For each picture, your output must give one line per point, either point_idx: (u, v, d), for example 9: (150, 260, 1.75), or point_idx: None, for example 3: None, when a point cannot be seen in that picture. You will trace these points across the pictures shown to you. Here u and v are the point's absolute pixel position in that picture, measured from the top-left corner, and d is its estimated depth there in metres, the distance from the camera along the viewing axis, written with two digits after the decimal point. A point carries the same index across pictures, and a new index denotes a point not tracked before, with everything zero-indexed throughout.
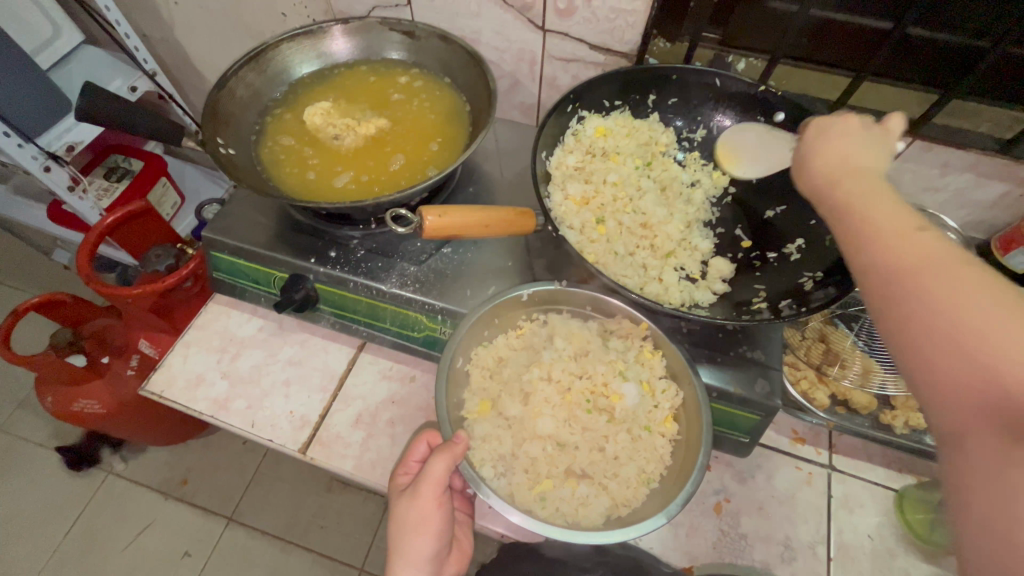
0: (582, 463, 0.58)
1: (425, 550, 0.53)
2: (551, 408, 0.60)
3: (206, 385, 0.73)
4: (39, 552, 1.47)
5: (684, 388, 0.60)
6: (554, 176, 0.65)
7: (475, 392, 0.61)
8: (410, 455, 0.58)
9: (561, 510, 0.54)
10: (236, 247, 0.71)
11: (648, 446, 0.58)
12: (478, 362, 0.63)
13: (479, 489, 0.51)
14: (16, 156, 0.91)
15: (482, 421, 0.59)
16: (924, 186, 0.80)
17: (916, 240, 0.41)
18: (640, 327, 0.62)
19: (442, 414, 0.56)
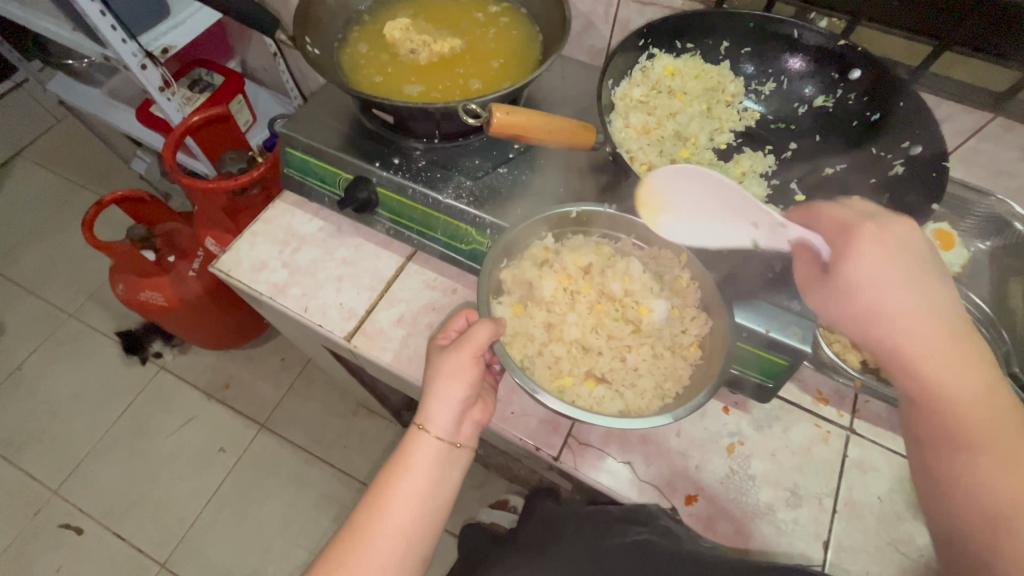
0: (605, 368, 0.62)
1: (459, 398, 0.58)
2: (578, 317, 0.64)
3: (268, 271, 0.79)
4: (96, 427, 1.63)
5: (713, 317, 0.62)
6: (617, 106, 0.67)
7: (510, 295, 0.65)
8: (450, 326, 0.64)
9: (579, 402, 0.60)
10: (309, 145, 0.76)
11: (671, 364, 0.63)
12: (516, 271, 0.66)
13: (509, 368, 0.56)
14: (119, 51, 0.98)
15: (515, 320, 0.64)
16: (998, 170, 0.77)
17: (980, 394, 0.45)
18: (679, 257, 0.66)
19: (485, 304, 0.61)
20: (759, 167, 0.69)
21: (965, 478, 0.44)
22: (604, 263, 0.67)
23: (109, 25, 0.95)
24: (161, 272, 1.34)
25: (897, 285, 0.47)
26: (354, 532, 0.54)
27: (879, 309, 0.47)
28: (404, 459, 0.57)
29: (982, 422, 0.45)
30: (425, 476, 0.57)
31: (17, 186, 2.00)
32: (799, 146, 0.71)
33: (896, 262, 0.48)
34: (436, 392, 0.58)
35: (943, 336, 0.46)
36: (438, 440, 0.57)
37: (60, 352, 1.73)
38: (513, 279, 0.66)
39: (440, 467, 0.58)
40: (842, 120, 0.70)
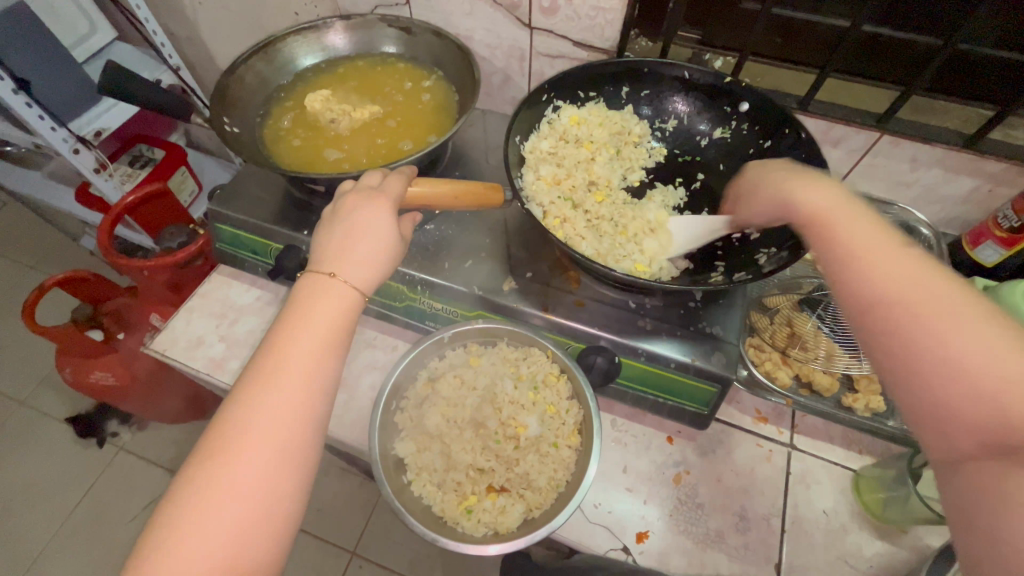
0: (503, 484, 0.61)
1: (384, 260, 0.53)
2: (466, 442, 0.63)
3: (205, 346, 0.79)
4: (51, 520, 1.54)
5: (584, 406, 0.64)
6: (527, 159, 0.70)
7: (407, 437, 0.64)
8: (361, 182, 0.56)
9: (483, 521, 0.59)
10: (237, 220, 0.77)
11: (556, 458, 0.62)
12: (408, 412, 0.65)
13: (405, 521, 0.54)
14: (48, 138, 0.99)
15: (408, 446, 0.63)
16: (896, 181, 0.82)
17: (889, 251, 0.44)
18: (548, 354, 0.67)
19: (376, 460, 0.59)
20: (671, 201, 0.72)
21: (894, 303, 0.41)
22: (476, 373, 0.67)
23: (35, 115, 0.95)
24: (110, 351, 1.31)
25: (785, 172, 0.54)
26: (229, 425, 0.44)
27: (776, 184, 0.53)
28: (304, 309, 0.48)
29: (894, 256, 0.43)
30: (331, 339, 0.48)
31: None
32: (706, 177, 0.74)
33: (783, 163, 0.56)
34: (363, 233, 0.52)
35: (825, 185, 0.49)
36: (354, 299, 0.50)
37: (10, 444, 1.65)
38: (402, 419, 0.64)
39: (350, 323, 0.50)
40: (740, 148, 0.74)
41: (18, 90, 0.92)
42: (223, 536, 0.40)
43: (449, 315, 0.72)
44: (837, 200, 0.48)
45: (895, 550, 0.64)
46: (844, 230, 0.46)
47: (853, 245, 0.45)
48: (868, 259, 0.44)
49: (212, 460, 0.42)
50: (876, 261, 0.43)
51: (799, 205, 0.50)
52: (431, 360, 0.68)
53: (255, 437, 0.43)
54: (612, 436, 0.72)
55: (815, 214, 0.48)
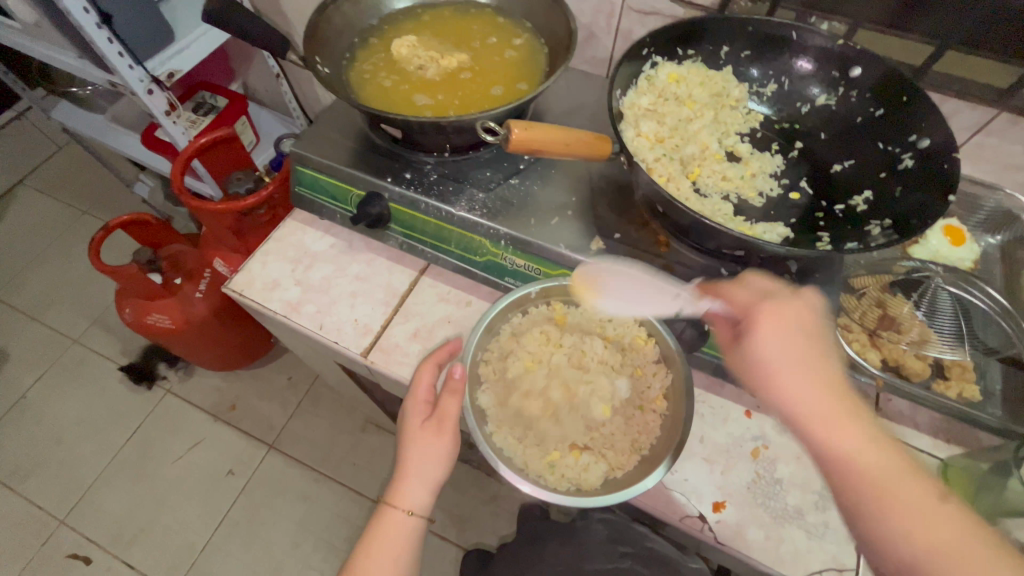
0: (584, 443, 0.60)
1: (438, 477, 0.60)
2: (550, 399, 0.62)
3: (281, 289, 0.79)
4: (102, 453, 1.61)
5: (672, 370, 0.62)
6: (627, 114, 0.66)
7: (488, 388, 0.63)
8: (419, 383, 0.62)
9: (567, 476, 0.58)
10: (321, 163, 0.76)
11: (641, 421, 0.61)
12: (491, 365, 0.64)
13: (494, 463, 0.55)
14: (125, 76, 0.99)
15: (491, 398, 0.62)
16: (1004, 164, 0.77)
17: (882, 467, 0.48)
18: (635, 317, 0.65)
19: (467, 408, 0.59)
20: (769, 167, 0.70)
21: (892, 530, 0.47)
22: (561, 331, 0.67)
23: (115, 51, 0.96)
24: (168, 294, 1.33)
25: (797, 358, 0.51)
26: None
27: (791, 387, 0.51)
28: (376, 539, 0.60)
29: (890, 484, 0.48)
30: (396, 556, 0.60)
31: (20, 214, 2.01)
32: (804, 145, 0.72)
33: (793, 340, 0.52)
34: (418, 468, 0.59)
35: (820, 393, 0.50)
36: (414, 521, 0.60)
37: (64, 378, 1.72)
38: (486, 371, 0.64)
39: (414, 539, 0.61)
40: (845, 117, 0.71)
41: (100, 24, 0.93)
42: None
43: (531, 273, 0.71)
44: (829, 408, 0.50)
45: None
46: (845, 456, 0.49)
47: (866, 474, 0.48)
48: (870, 492, 0.48)
49: None
50: (876, 489, 0.48)
51: (803, 419, 0.51)
52: (514, 315, 0.67)
53: None
54: None
55: (820, 432, 0.50)
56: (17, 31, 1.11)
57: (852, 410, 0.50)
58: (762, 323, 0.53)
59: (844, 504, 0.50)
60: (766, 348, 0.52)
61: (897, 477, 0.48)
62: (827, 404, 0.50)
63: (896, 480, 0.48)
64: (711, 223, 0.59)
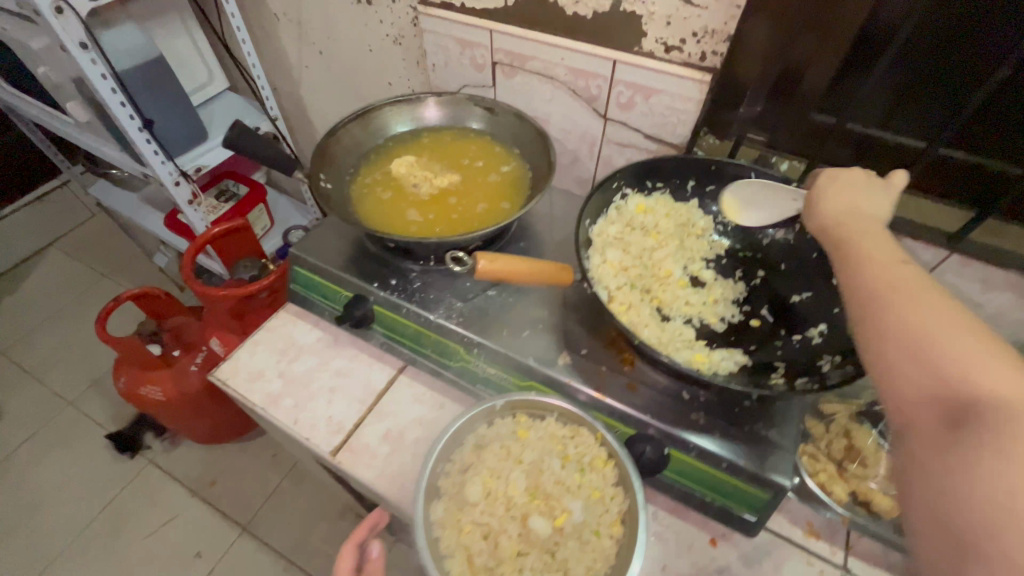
0: (534, 571, 0.58)
1: None
2: (506, 519, 0.62)
3: (264, 380, 0.82)
4: (72, 524, 1.56)
5: (629, 495, 0.62)
6: (594, 242, 0.72)
7: (446, 503, 0.63)
8: (342, 564, 0.66)
9: None
10: (315, 265, 0.82)
11: (596, 549, 0.60)
12: (451, 477, 0.65)
13: None
14: (157, 169, 1.10)
15: (446, 512, 0.62)
16: (965, 300, 0.81)
17: (901, 272, 0.46)
18: (596, 436, 0.66)
19: (419, 524, 0.59)
20: (731, 294, 0.74)
21: (892, 315, 0.43)
22: (522, 445, 0.67)
23: (150, 150, 1.07)
24: (164, 366, 1.37)
25: (844, 210, 0.57)
26: None
27: (822, 210, 0.59)
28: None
29: (892, 274, 0.46)
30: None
31: (44, 275, 2.12)
32: (767, 274, 0.76)
33: (839, 188, 0.60)
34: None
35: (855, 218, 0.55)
36: None
37: (51, 441, 1.72)
38: (445, 483, 0.64)
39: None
40: (803, 252, 0.75)
41: (142, 128, 1.05)
42: None
43: (501, 382, 0.74)
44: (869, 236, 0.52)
45: None
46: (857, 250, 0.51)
47: (862, 269, 0.48)
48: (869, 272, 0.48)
49: None
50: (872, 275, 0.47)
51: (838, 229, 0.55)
52: (480, 425, 0.68)
53: None
54: (653, 530, 0.69)
55: (848, 245, 0.52)
56: (70, 124, 1.25)
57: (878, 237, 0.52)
58: (822, 181, 0.62)
59: (851, 302, 0.47)
60: (823, 199, 0.59)
61: (919, 282, 0.44)
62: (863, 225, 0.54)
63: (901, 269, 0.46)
64: (667, 358, 0.62)
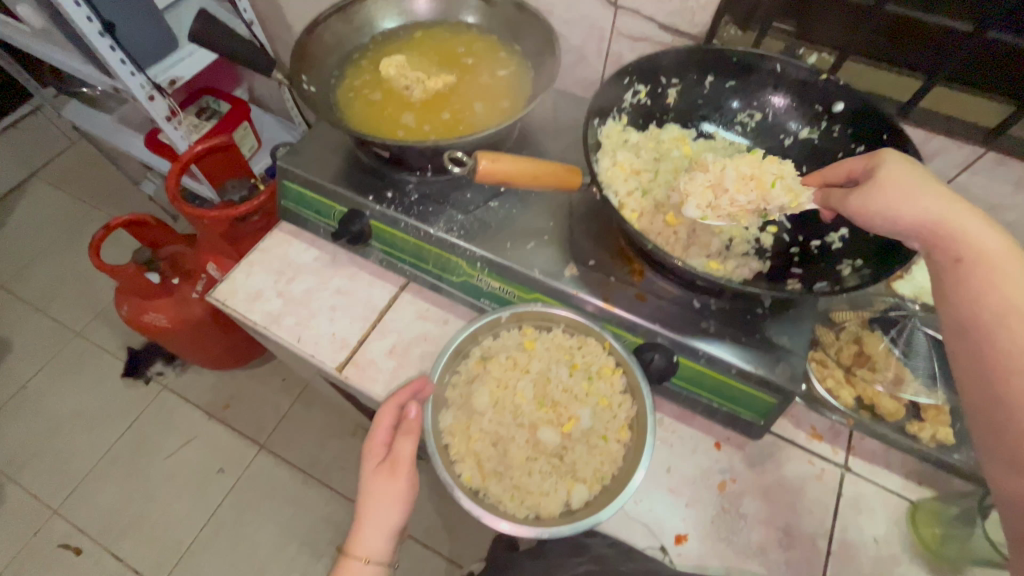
0: (543, 473, 0.60)
1: (397, 523, 0.59)
2: (514, 427, 0.63)
3: (263, 300, 0.80)
4: (97, 446, 1.63)
5: (638, 401, 0.62)
6: (604, 144, 0.66)
7: (454, 414, 0.63)
8: (379, 425, 0.60)
9: (526, 503, 0.59)
10: (305, 178, 0.77)
11: (604, 451, 0.61)
12: (458, 388, 0.65)
13: (452, 490, 0.56)
14: (128, 83, 1.02)
15: (455, 420, 0.63)
16: (993, 204, 0.76)
17: None
18: (604, 344, 0.65)
19: (429, 432, 0.60)
20: None
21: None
22: (528, 355, 0.66)
23: (117, 59, 0.98)
24: (164, 294, 1.36)
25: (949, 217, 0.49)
26: None
27: (911, 209, 0.50)
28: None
29: None
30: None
31: (31, 207, 2.06)
32: None
33: (922, 183, 0.51)
34: (372, 516, 0.58)
35: (978, 222, 0.48)
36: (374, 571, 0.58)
37: (65, 371, 1.75)
38: (452, 394, 0.64)
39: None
40: (828, 152, 0.70)
41: (103, 33, 0.95)
42: None
43: (506, 297, 0.72)
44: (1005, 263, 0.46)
45: None
46: (989, 284, 0.46)
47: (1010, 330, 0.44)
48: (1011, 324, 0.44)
49: None
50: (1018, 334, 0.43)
51: (953, 237, 0.48)
52: (485, 338, 0.68)
53: None
54: (657, 435, 0.70)
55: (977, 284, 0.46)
56: (26, 33, 1.14)
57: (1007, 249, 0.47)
58: (897, 170, 0.52)
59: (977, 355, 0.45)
60: (908, 199, 0.50)
61: None
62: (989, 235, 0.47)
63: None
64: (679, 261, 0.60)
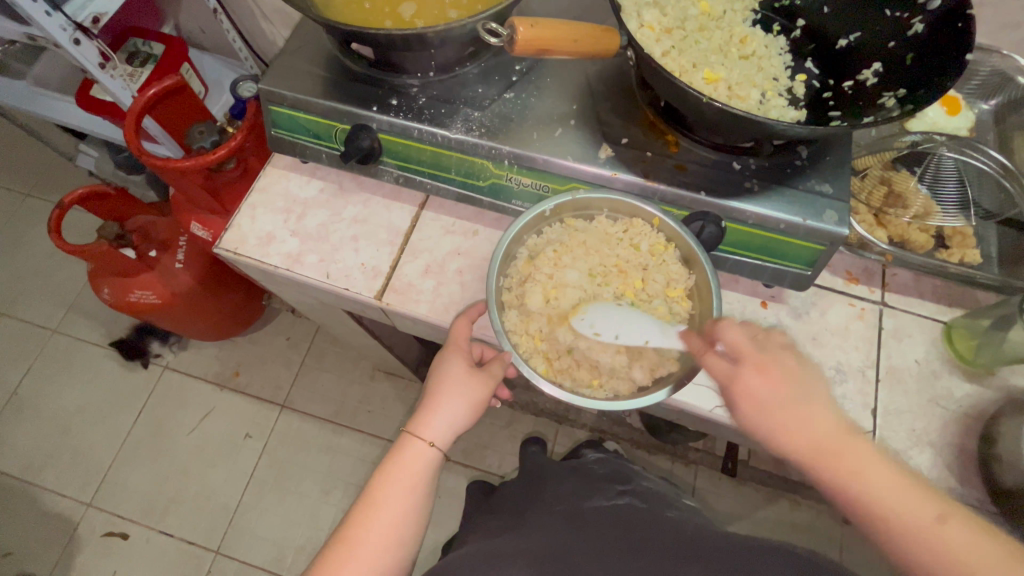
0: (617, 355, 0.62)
1: (464, 419, 0.62)
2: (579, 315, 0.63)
3: (277, 242, 0.75)
4: (113, 436, 1.59)
5: (695, 272, 0.63)
6: (626, 6, 0.63)
7: (519, 318, 0.63)
8: (459, 335, 0.65)
9: (603, 385, 0.61)
10: (295, 98, 0.70)
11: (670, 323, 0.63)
12: (513, 290, 0.64)
13: (532, 377, 0.57)
14: (46, 26, 0.86)
15: (520, 321, 0.63)
16: (1002, 23, 0.76)
17: (935, 520, 0.47)
18: (652, 222, 0.64)
19: (500, 334, 0.60)
20: (774, 48, 0.67)
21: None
22: (577, 243, 0.65)
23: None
24: (145, 268, 1.26)
25: (809, 433, 0.52)
26: (345, 538, 0.57)
27: (777, 440, 0.53)
28: (391, 469, 0.61)
29: (932, 532, 0.46)
30: (410, 490, 0.60)
31: None
32: (807, 22, 0.68)
33: (772, 387, 0.53)
34: (447, 404, 0.62)
35: (823, 418, 0.52)
36: (432, 454, 0.61)
37: (54, 370, 1.67)
38: (509, 296, 0.64)
39: (430, 474, 0.62)
40: None
41: None
42: (377, 563, 0.56)
43: (539, 192, 0.69)
44: (861, 457, 0.50)
45: (983, 391, 0.67)
46: (870, 491, 0.49)
47: (901, 521, 0.47)
48: (901, 519, 0.47)
49: (328, 554, 0.57)
50: (909, 523, 0.47)
51: (823, 462, 0.51)
52: (530, 237, 0.66)
53: (366, 546, 0.57)
54: None
55: (859, 493, 0.49)
56: None
57: (871, 455, 0.50)
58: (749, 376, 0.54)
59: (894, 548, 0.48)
60: (771, 430, 0.53)
61: (935, 514, 0.47)
62: (846, 451, 0.51)
63: (922, 513, 0.47)
64: (717, 104, 0.55)
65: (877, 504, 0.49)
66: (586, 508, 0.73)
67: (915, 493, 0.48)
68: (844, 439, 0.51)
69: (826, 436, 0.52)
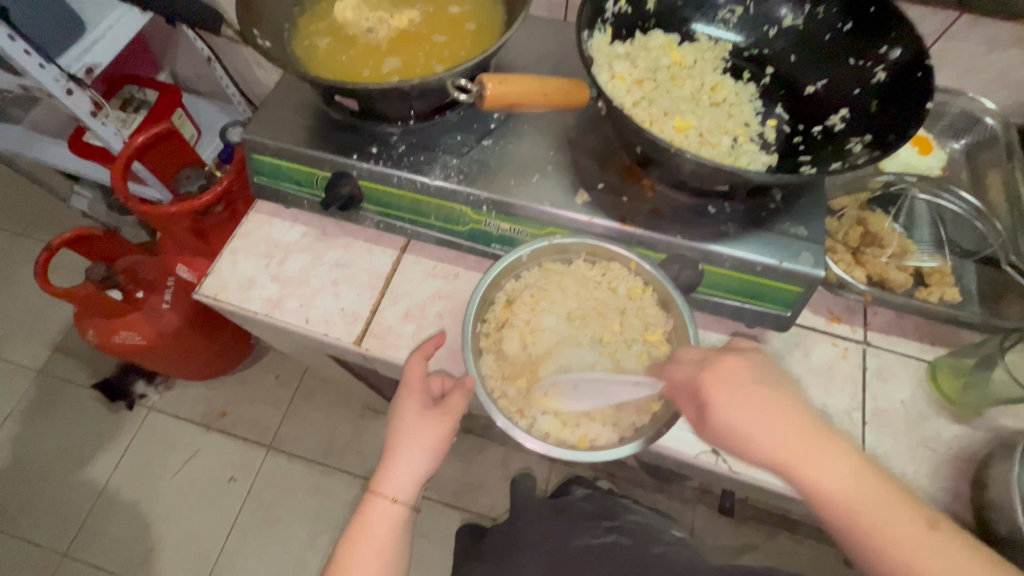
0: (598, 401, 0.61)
1: (425, 465, 0.61)
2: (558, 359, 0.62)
3: (257, 287, 0.75)
4: (94, 481, 1.55)
5: (672, 315, 0.63)
6: (597, 57, 0.65)
7: (498, 365, 0.62)
8: (412, 374, 0.63)
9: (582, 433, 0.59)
10: (276, 147, 0.71)
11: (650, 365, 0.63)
12: (492, 336, 0.63)
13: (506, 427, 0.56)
14: (39, 77, 0.89)
15: (499, 368, 0.62)
16: (968, 67, 0.78)
17: (881, 500, 0.49)
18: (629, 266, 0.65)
19: (477, 382, 0.58)
20: (745, 95, 0.69)
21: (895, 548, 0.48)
22: (554, 287, 0.66)
23: (21, 51, 0.85)
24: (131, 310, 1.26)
25: (768, 414, 0.53)
26: None
27: (748, 432, 0.53)
28: (357, 529, 0.60)
29: (881, 511, 0.49)
30: (382, 551, 0.59)
31: None
32: (775, 69, 0.70)
33: (745, 382, 0.54)
34: (408, 455, 0.61)
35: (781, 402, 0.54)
36: (400, 511, 0.60)
37: (37, 413, 1.63)
38: (487, 342, 0.63)
39: (398, 532, 0.60)
40: (814, 36, 0.69)
41: None
42: None
43: (517, 236, 0.69)
44: (823, 440, 0.52)
45: (972, 432, 0.66)
46: (829, 474, 0.51)
47: (852, 503, 0.50)
48: (857, 500, 0.50)
49: None
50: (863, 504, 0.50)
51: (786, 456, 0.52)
52: (507, 282, 0.66)
53: None
54: None
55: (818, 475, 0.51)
56: None
57: (826, 437, 0.52)
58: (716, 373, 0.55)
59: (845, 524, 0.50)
60: (740, 412, 0.53)
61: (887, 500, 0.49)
62: (803, 439, 0.52)
63: (874, 487, 0.50)
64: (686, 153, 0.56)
65: (837, 488, 0.50)
66: (570, 548, 0.72)
67: (875, 480, 0.50)
68: (802, 424, 0.53)
69: (791, 420, 0.53)
